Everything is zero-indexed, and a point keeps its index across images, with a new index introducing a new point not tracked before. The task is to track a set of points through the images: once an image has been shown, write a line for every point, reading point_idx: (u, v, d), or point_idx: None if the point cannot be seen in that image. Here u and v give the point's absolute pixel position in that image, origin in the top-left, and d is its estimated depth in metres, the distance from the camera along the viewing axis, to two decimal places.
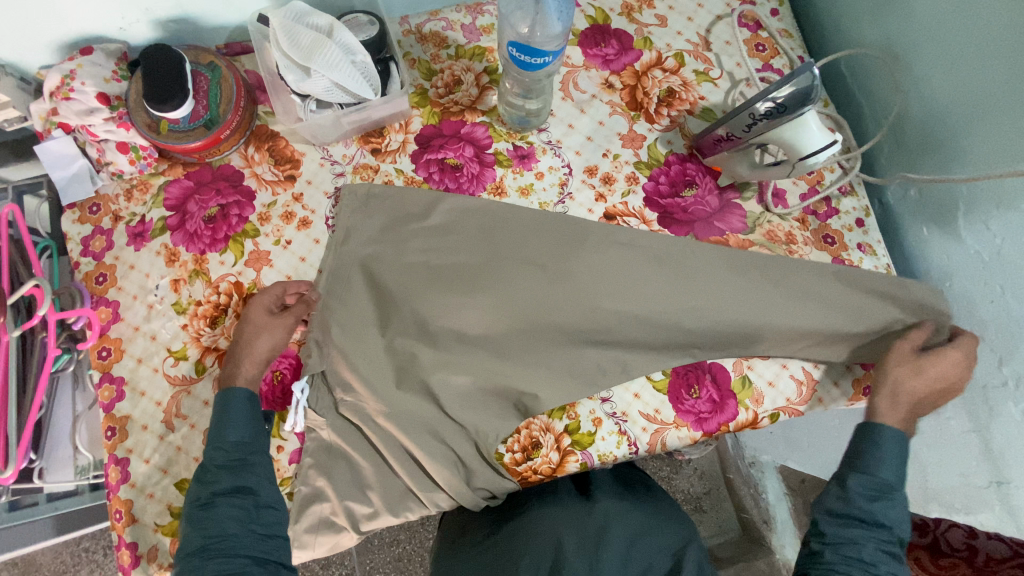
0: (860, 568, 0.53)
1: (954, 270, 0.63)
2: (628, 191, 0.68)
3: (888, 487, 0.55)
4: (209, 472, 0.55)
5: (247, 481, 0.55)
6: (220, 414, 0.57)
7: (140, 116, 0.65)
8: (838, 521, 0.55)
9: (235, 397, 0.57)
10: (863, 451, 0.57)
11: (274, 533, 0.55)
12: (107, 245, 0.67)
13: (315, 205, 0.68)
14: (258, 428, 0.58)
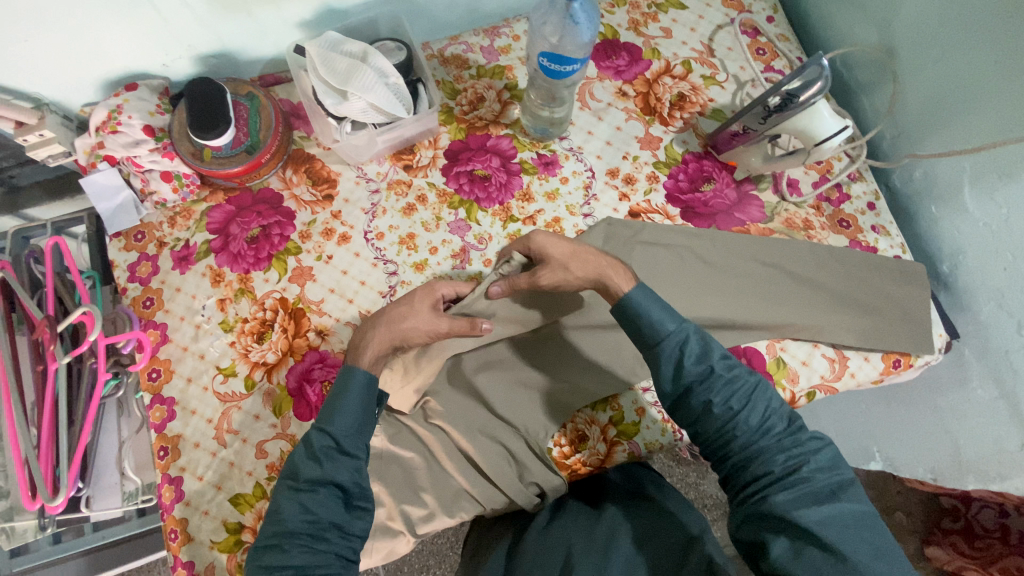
0: (728, 417, 0.53)
1: (965, 243, 0.66)
2: (650, 189, 0.72)
3: (677, 337, 0.54)
4: (308, 450, 0.52)
5: (348, 470, 0.52)
6: (336, 396, 0.54)
7: (185, 145, 0.68)
8: (677, 397, 0.54)
9: (354, 381, 0.55)
10: (635, 325, 0.56)
11: (356, 532, 0.52)
12: (152, 270, 0.69)
13: (353, 221, 0.70)
14: (367, 420, 0.55)
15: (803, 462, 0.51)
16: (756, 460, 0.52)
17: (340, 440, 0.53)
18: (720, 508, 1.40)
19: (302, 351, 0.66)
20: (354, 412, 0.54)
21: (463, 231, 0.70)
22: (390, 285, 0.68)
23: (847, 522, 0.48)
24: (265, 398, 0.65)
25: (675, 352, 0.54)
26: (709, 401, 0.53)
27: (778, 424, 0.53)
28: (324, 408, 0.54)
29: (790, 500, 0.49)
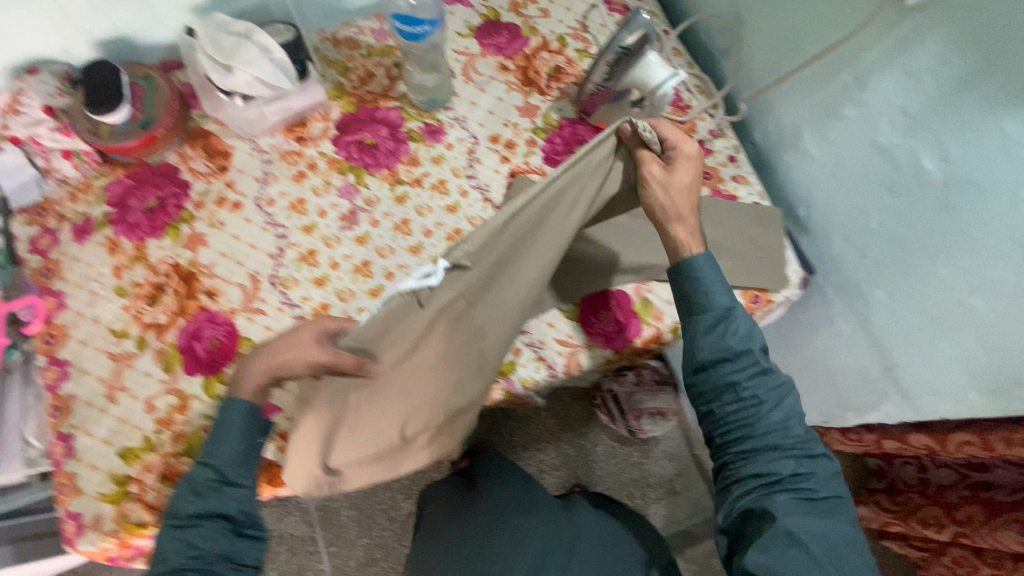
0: (749, 404, 0.57)
1: (814, 185, 0.71)
2: (529, 152, 0.77)
3: (722, 317, 0.59)
4: (193, 484, 0.56)
5: (232, 497, 0.57)
6: (218, 429, 0.58)
7: (81, 124, 0.72)
8: (708, 370, 0.59)
9: (234, 412, 0.58)
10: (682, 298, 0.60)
11: (246, 562, 0.57)
12: (53, 242, 0.72)
13: (246, 189, 0.74)
14: (251, 450, 0.59)
15: (809, 472, 0.57)
16: (771, 454, 0.57)
17: (223, 472, 0.57)
18: (665, 488, 1.43)
19: (193, 312, 0.69)
20: (239, 442, 0.58)
21: (352, 195, 0.74)
22: (279, 247, 0.72)
23: (829, 535, 0.55)
24: (156, 356, 0.68)
25: (722, 327, 0.58)
26: (740, 381, 0.57)
27: (797, 427, 0.58)
28: (208, 442, 0.58)
29: (786, 500, 0.55)
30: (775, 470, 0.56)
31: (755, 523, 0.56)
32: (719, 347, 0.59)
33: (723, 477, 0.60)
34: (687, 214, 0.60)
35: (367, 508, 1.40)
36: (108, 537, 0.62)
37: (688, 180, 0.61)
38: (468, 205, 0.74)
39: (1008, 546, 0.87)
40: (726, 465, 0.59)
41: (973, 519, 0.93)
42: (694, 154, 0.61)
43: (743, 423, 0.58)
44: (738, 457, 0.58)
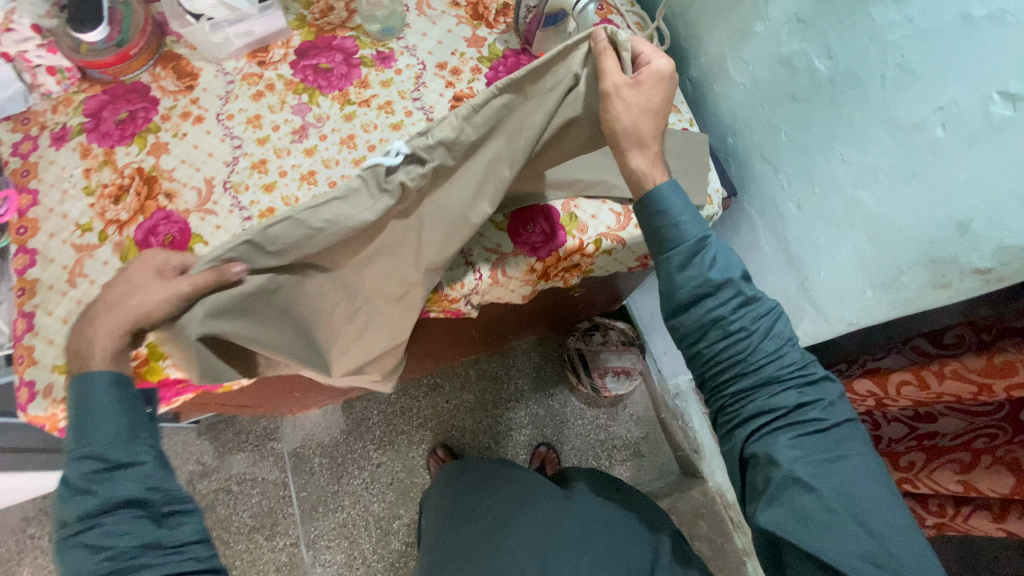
0: (738, 340, 0.60)
1: (737, 110, 0.75)
2: (473, 78, 0.82)
3: (697, 250, 0.60)
4: (81, 479, 0.55)
5: (127, 479, 0.56)
6: (81, 415, 0.56)
7: (65, 43, 0.79)
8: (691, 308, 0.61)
9: (94, 386, 0.57)
10: (657, 239, 0.62)
11: (179, 538, 0.58)
12: (33, 147, 0.79)
13: (208, 105, 0.80)
14: (128, 426, 0.58)
15: (811, 402, 0.60)
16: (769, 390, 0.61)
17: (106, 457, 0.56)
18: (630, 450, 1.45)
19: (151, 210, 0.75)
20: (108, 419, 0.57)
21: (304, 112, 0.80)
22: (234, 156, 0.78)
23: (843, 462, 0.58)
24: (115, 248, 0.74)
25: (704, 266, 0.60)
26: (725, 317, 0.60)
27: (791, 357, 0.61)
28: (70, 436, 0.56)
29: (792, 436, 0.59)
30: (776, 405, 0.60)
31: (763, 461, 0.60)
32: (698, 282, 0.60)
33: (727, 419, 0.64)
34: (651, 133, 0.62)
35: (339, 456, 1.45)
36: (56, 404, 0.67)
37: (643, 104, 0.60)
38: (411, 124, 0.79)
39: (944, 485, 0.86)
40: (727, 406, 0.63)
41: (914, 463, 0.93)
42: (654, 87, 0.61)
43: (735, 361, 0.61)
44: (738, 397, 0.62)
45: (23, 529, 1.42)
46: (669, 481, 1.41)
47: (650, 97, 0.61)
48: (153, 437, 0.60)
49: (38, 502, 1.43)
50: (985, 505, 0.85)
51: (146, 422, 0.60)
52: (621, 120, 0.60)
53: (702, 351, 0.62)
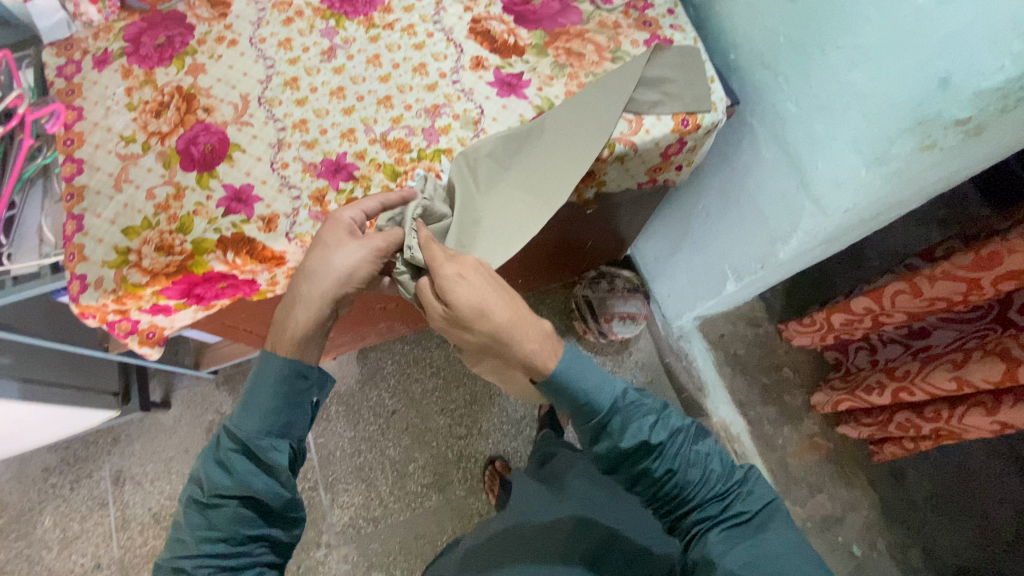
0: (658, 482, 0.71)
1: (738, 23, 0.80)
2: (489, 3, 0.87)
3: (612, 413, 0.69)
4: (223, 456, 0.65)
5: (260, 472, 0.65)
6: (247, 399, 0.66)
7: None
8: (613, 469, 0.72)
9: (271, 370, 0.66)
10: (571, 406, 0.69)
11: (272, 529, 0.68)
12: (76, 70, 0.84)
13: (241, 30, 0.85)
14: (273, 414, 0.66)
15: (730, 503, 0.72)
16: (695, 507, 0.72)
17: (247, 446, 0.65)
18: None
19: (191, 123, 0.80)
20: (279, 414, 0.66)
21: (332, 35, 0.85)
22: (268, 74, 0.83)
23: (768, 546, 0.67)
24: (158, 156, 0.78)
25: (613, 431, 0.69)
26: (645, 466, 0.70)
27: (711, 474, 0.73)
28: (238, 412, 0.66)
29: (721, 537, 0.70)
30: (706, 516, 0.71)
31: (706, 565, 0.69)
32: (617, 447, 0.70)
33: (674, 533, 0.75)
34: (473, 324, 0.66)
35: (355, 405, 1.49)
36: (107, 295, 0.72)
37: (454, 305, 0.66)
38: (433, 45, 0.84)
39: (940, 385, 0.91)
40: (673, 523, 0.75)
41: (910, 372, 0.98)
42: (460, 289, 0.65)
43: (663, 494, 0.72)
44: (675, 516, 0.74)
45: (44, 479, 1.43)
46: None
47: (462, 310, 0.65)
48: (299, 436, 0.69)
49: (59, 453, 1.44)
50: (979, 402, 0.90)
51: (300, 419, 0.68)
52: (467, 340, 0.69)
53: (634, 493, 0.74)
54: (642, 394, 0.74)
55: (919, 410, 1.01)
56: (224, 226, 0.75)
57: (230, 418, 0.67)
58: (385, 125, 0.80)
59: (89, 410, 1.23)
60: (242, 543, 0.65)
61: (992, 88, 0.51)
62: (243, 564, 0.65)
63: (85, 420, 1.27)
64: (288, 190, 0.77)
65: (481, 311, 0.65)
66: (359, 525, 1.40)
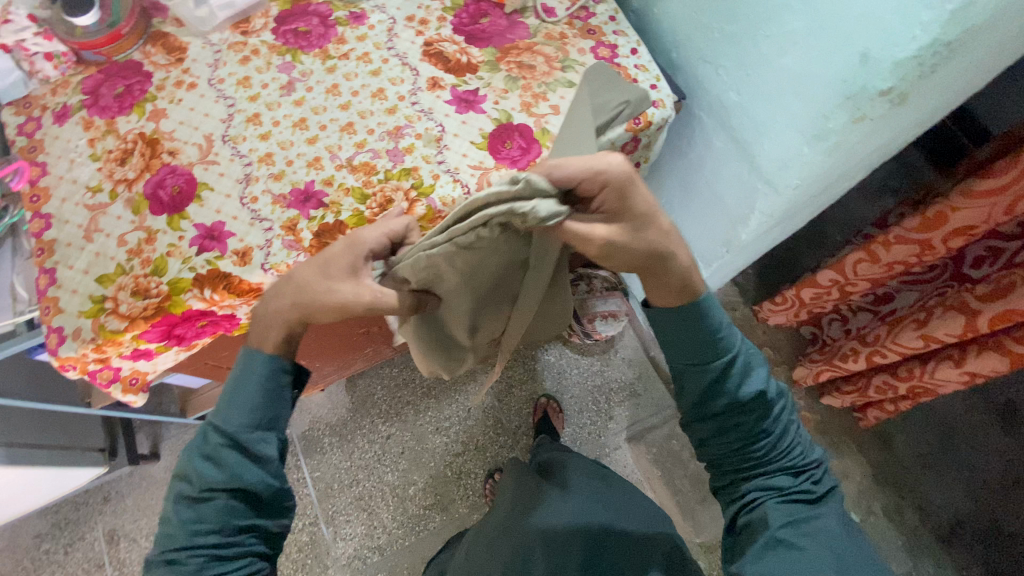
0: (747, 436, 0.73)
1: (676, 24, 0.85)
2: (440, 26, 0.90)
3: (732, 360, 0.72)
4: (209, 450, 0.63)
5: (250, 462, 0.63)
6: (232, 391, 0.65)
7: (59, 28, 0.85)
8: (705, 409, 0.74)
9: (255, 362, 0.65)
10: (692, 339, 0.71)
11: (267, 520, 0.66)
12: (37, 127, 0.85)
13: (199, 73, 0.87)
14: (262, 404, 0.65)
15: (805, 479, 0.74)
16: (771, 469, 0.74)
17: (236, 436, 0.63)
18: (626, 391, 1.51)
19: (157, 167, 0.81)
20: (267, 399, 0.65)
21: (289, 70, 0.87)
22: (229, 113, 0.84)
23: (826, 526, 0.70)
24: (126, 203, 0.79)
25: (733, 376, 0.72)
26: (744, 414, 0.72)
27: (799, 445, 0.75)
28: (222, 407, 0.65)
29: (785, 507, 0.71)
30: (775, 483, 0.73)
31: (760, 525, 0.71)
32: (727, 389, 0.72)
33: (730, 490, 0.77)
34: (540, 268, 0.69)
35: (348, 434, 1.49)
36: (86, 344, 0.72)
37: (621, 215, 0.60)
38: (389, 70, 0.87)
39: (908, 344, 0.95)
40: (734, 480, 0.76)
41: (879, 336, 1.02)
42: (625, 203, 0.60)
43: (743, 449, 0.74)
44: (741, 474, 0.75)
45: (36, 547, 1.38)
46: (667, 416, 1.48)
47: (635, 217, 0.61)
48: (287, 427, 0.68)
49: (49, 517, 1.40)
50: (947, 356, 0.94)
51: (287, 411, 0.68)
52: (624, 262, 0.64)
53: (713, 441, 0.75)
54: (761, 353, 0.77)
55: (893, 371, 1.05)
56: (199, 264, 0.76)
57: (214, 414, 0.65)
58: (350, 150, 0.82)
59: (76, 468, 1.21)
60: (233, 534, 0.63)
61: (909, 57, 0.55)
62: (239, 556, 0.63)
63: (72, 479, 1.24)
64: (259, 222, 0.78)
65: (655, 211, 0.62)
66: (364, 555, 1.38)
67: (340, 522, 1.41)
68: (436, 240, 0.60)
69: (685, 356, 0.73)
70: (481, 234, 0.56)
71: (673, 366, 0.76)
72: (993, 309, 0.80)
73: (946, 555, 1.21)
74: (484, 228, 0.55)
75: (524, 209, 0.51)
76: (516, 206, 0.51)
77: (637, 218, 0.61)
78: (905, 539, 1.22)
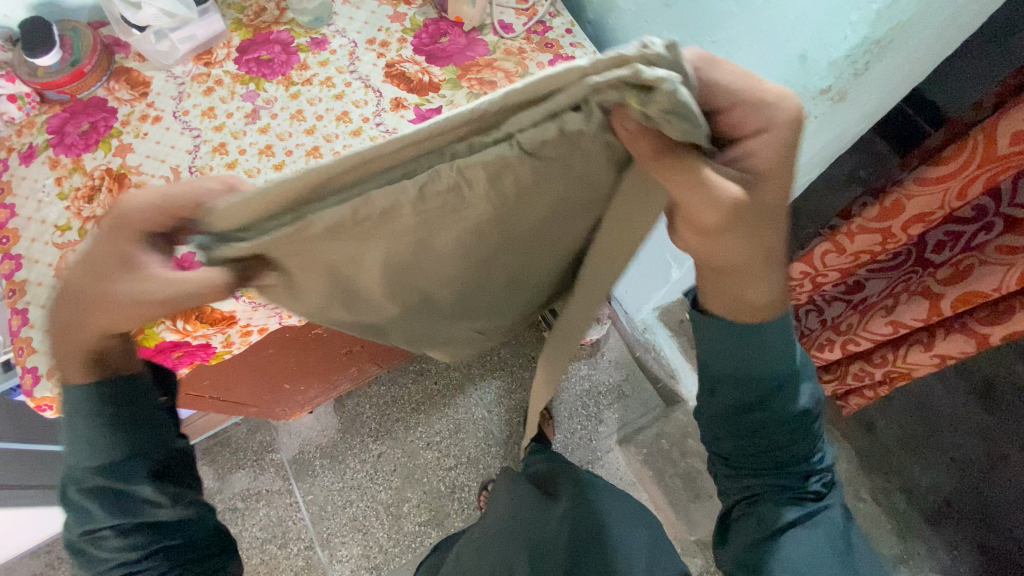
0: (778, 443, 0.73)
1: (631, 33, 0.87)
2: (401, 47, 0.92)
3: (786, 374, 0.69)
4: (81, 491, 0.59)
5: (121, 494, 0.59)
6: (72, 434, 0.59)
7: (22, 69, 0.86)
8: (743, 414, 0.72)
9: (82, 395, 0.59)
10: (754, 351, 0.67)
11: (176, 535, 0.63)
12: (4, 168, 0.85)
13: (164, 106, 0.88)
14: (111, 435, 0.59)
15: (819, 477, 0.78)
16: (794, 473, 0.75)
17: (99, 473, 0.59)
18: (614, 393, 1.51)
19: None
20: (116, 437, 0.59)
21: (254, 98, 0.88)
22: (195, 144, 0.85)
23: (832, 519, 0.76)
24: None
25: (786, 388, 0.70)
26: (784, 425, 0.72)
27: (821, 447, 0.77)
28: (70, 451, 0.60)
29: (801, 506, 0.75)
30: (794, 484, 0.75)
31: (773, 522, 0.75)
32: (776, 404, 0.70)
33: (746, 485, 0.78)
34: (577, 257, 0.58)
35: (339, 454, 1.48)
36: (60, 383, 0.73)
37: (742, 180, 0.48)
38: (352, 92, 0.88)
39: (878, 331, 0.98)
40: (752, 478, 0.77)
41: (852, 324, 1.04)
42: (777, 167, 0.48)
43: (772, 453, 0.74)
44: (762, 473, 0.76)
45: None
46: (658, 416, 1.47)
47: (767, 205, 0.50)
48: (152, 445, 0.62)
49: (39, 559, 1.38)
50: (917, 339, 0.96)
51: (141, 433, 0.61)
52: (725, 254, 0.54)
53: (738, 441, 0.75)
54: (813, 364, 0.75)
55: (868, 358, 1.07)
56: None
57: (68, 458, 0.61)
58: None
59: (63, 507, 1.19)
60: (139, 563, 0.60)
61: (842, 57, 0.57)
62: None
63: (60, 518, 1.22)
64: None
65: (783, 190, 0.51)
66: None
67: (332, 545, 1.40)
68: (485, 139, 0.43)
69: (746, 367, 0.68)
70: (566, 123, 0.42)
71: (716, 367, 0.72)
72: (954, 293, 0.83)
73: (934, 536, 1.21)
74: (574, 112, 0.42)
75: (660, 76, 0.37)
76: (640, 69, 0.37)
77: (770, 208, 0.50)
78: (895, 522, 1.23)
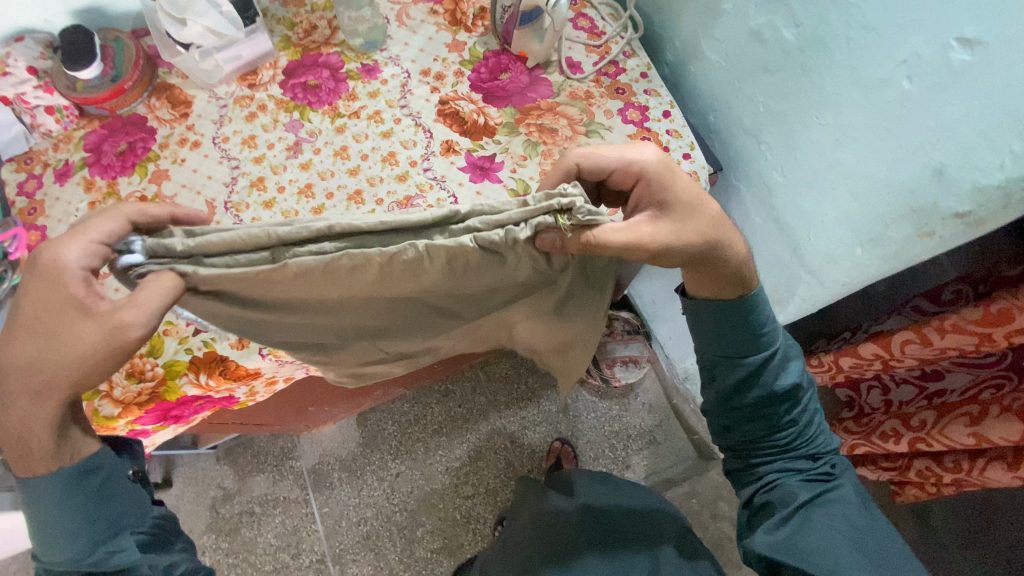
0: (772, 425, 0.71)
1: (723, 91, 0.78)
2: (457, 82, 0.84)
3: (768, 356, 0.69)
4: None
5: None
6: (37, 529, 0.54)
7: (61, 81, 0.82)
8: (731, 398, 0.72)
9: (46, 493, 0.53)
10: (735, 328, 0.68)
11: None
12: (37, 186, 0.82)
13: (204, 130, 0.83)
14: (82, 530, 0.55)
15: (825, 461, 0.73)
16: (794, 454, 0.72)
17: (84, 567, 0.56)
18: (645, 439, 1.44)
19: None
20: (82, 533, 0.54)
21: (297, 129, 0.82)
22: (233, 176, 0.80)
23: (845, 500, 0.70)
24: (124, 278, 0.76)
25: (771, 371, 0.69)
26: (772, 405, 0.70)
27: (821, 433, 0.74)
28: (40, 546, 0.55)
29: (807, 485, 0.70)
30: (795, 463, 0.71)
31: (777, 503, 0.71)
32: (758, 385, 0.70)
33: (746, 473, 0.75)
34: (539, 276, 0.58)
35: (357, 469, 1.47)
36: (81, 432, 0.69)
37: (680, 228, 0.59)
38: (401, 131, 0.81)
39: (956, 440, 0.88)
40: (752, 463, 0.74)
41: (926, 422, 0.94)
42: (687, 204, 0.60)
43: (767, 435, 0.72)
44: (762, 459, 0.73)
45: None
46: (686, 466, 1.41)
47: (681, 206, 0.60)
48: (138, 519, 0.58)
49: None
50: (1000, 455, 0.86)
51: (114, 515, 0.56)
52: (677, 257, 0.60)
53: (742, 426, 0.73)
54: (797, 347, 0.74)
55: (938, 458, 0.97)
56: (196, 345, 0.71)
57: (37, 554, 0.56)
58: None
59: None
60: None
61: (994, 185, 0.51)
62: None
63: None
64: None
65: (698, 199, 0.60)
66: None
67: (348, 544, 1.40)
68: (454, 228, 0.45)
69: (723, 365, 0.71)
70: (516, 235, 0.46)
71: (705, 357, 0.73)
72: None
73: None
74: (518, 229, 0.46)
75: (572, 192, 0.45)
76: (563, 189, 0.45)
77: (680, 203, 0.60)
78: None
